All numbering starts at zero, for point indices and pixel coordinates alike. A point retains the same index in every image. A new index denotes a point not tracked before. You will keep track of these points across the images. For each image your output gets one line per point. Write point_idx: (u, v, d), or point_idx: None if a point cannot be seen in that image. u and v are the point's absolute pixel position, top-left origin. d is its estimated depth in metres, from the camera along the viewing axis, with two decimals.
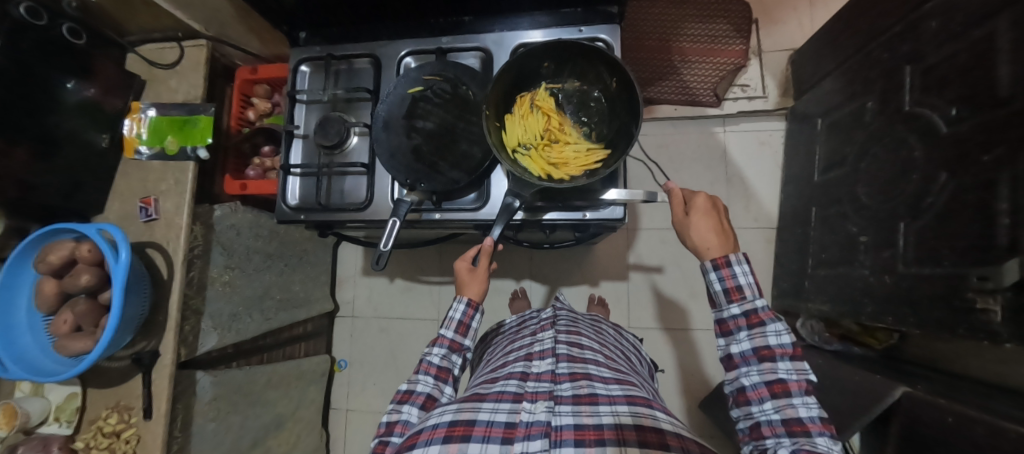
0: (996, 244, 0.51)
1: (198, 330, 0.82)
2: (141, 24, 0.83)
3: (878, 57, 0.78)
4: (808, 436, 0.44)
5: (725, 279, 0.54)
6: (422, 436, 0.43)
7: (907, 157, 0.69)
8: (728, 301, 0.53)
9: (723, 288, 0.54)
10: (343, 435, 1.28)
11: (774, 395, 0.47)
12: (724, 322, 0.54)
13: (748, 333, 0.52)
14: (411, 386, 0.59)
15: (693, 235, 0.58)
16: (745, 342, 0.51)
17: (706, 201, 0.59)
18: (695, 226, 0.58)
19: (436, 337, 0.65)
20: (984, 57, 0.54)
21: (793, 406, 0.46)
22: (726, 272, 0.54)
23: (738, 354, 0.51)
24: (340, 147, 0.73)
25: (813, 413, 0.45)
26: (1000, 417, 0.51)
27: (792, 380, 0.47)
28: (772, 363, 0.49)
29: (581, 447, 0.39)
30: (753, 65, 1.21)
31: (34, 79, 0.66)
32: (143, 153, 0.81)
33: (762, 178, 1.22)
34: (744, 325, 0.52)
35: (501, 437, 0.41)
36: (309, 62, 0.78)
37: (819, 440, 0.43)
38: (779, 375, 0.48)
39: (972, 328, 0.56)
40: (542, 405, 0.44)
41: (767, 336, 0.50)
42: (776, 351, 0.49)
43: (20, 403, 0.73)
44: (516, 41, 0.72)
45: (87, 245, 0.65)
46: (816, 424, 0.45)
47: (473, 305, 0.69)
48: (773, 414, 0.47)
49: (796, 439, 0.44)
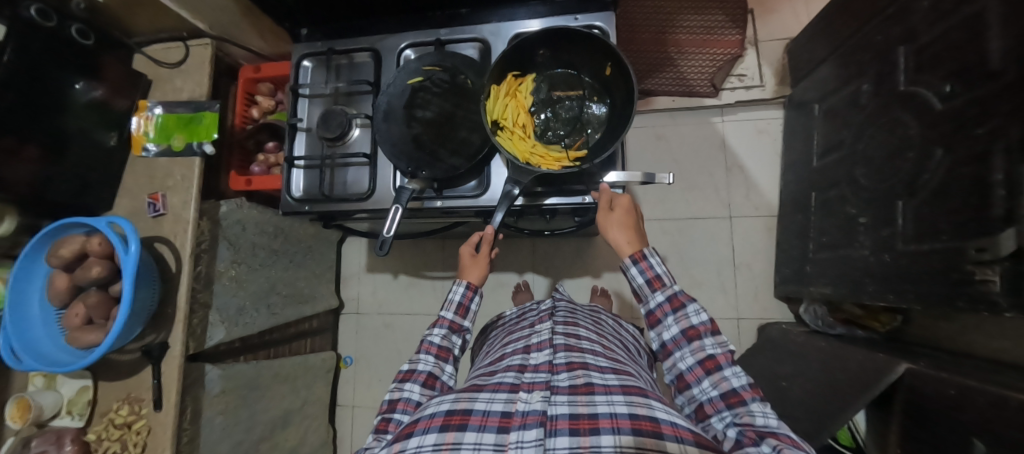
0: (992, 215, 0.52)
1: (206, 323, 0.83)
2: (147, 24, 0.85)
3: (872, 40, 0.79)
4: (744, 404, 0.50)
5: (645, 272, 0.63)
6: (419, 424, 0.43)
7: (903, 135, 0.69)
8: (652, 291, 0.62)
9: (646, 280, 0.62)
10: (349, 431, 1.29)
11: (709, 372, 0.54)
12: (653, 312, 0.62)
13: (673, 317, 0.60)
14: (412, 365, 0.60)
15: (614, 233, 0.65)
16: (674, 326, 0.59)
17: (628, 201, 0.65)
18: (616, 224, 0.65)
19: (437, 318, 0.67)
20: (975, 31, 0.55)
21: (726, 378, 0.53)
22: (644, 265, 0.63)
23: (670, 340, 0.59)
24: (342, 140, 0.74)
25: (743, 380, 0.52)
26: (1000, 387, 0.51)
27: (718, 353, 0.55)
28: (699, 341, 0.57)
29: (576, 436, 0.39)
30: (749, 54, 1.22)
31: (43, 78, 0.68)
32: (150, 151, 0.83)
33: (761, 167, 1.22)
34: (669, 311, 0.60)
35: (497, 426, 0.41)
36: (312, 57, 0.80)
37: (753, 405, 0.49)
38: (707, 351, 0.56)
39: (972, 300, 0.56)
40: (538, 396, 0.44)
41: (690, 316, 0.59)
42: (700, 329, 0.58)
43: (33, 397, 0.74)
44: (513, 31, 0.74)
45: (97, 238, 0.66)
46: (747, 391, 0.51)
47: (473, 288, 0.70)
48: (712, 391, 0.53)
49: (735, 410, 0.50)
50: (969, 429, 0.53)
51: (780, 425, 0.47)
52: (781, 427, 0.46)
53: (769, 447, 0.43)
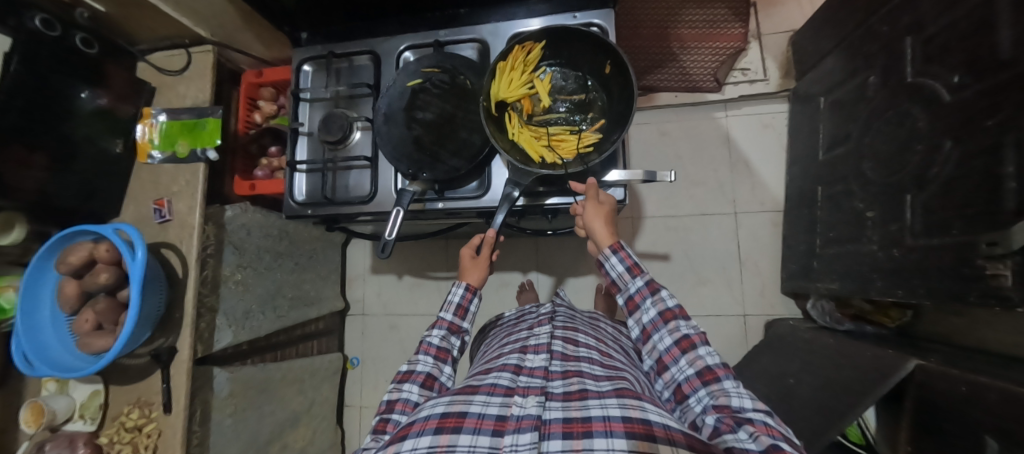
0: (1003, 208, 0.50)
1: (214, 326, 0.84)
2: (149, 32, 0.86)
3: (878, 31, 0.77)
4: (719, 381, 0.50)
5: (624, 260, 0.62)
6: (414, 427, 0.43)
7: (911, 128, 0.68)
8: (632, 277, 0.61)
9: (626, 267, 0.62)
10: (357, 431, 1.30)
11: (685, 351, 0.55)
12: (631, 298, 0.62)
13: (651, 301, 0.60)
14: (411, 366, 0.60)
15: (595, 224, 0.63)
16: (651, 309, 0.59)
17: (609, 198, 0.65)
18: (595, 217, 0.63)
19: (436, 320, 0.67)
20: (984, 21, 0.53)
21: (701, 356, 0.53)
22: (623, 254, 0.62)
23: (649, 323, 0.59)
24: (344, 143, 0.74)
25: (716, 359, 0.53)
26: (1011, 382, 0.50)
27: (694, 334, 0.55)
28: (675, 322, 0.57)
29: (570, 439, 0.39)
30: (753, 48, 1.21)
31: (49, 89, 0.69)
32: (156, 158, 0.84)
33: (766, 161, 1.21)
34: (647, 294, 0.60)
35: (492, 429, 0.41)
36: (312, 62, 0.81)
37: (726, 382, 0.49)
38: (683, 332, 0.56)
39: (983, 295, 0.55)
40: (533, 400, 0.44)
41: (666, 300, 0.59)
42: (676, 312, 0.58)
43: (46, 401, 0.75)
44: (512, 31, 0.73)
45: (105, 244, 0.68)
46: (721, 368, 0.51)
47: (472, 289, 0.70)
48: (689, 369, 0.53)
49: (711, 387, 0.50)
50: (981, 427, 0.52)
51: (753, 402, 0.46)
52: (756, 407, 0.45)
53: (746, 433, 0.41)
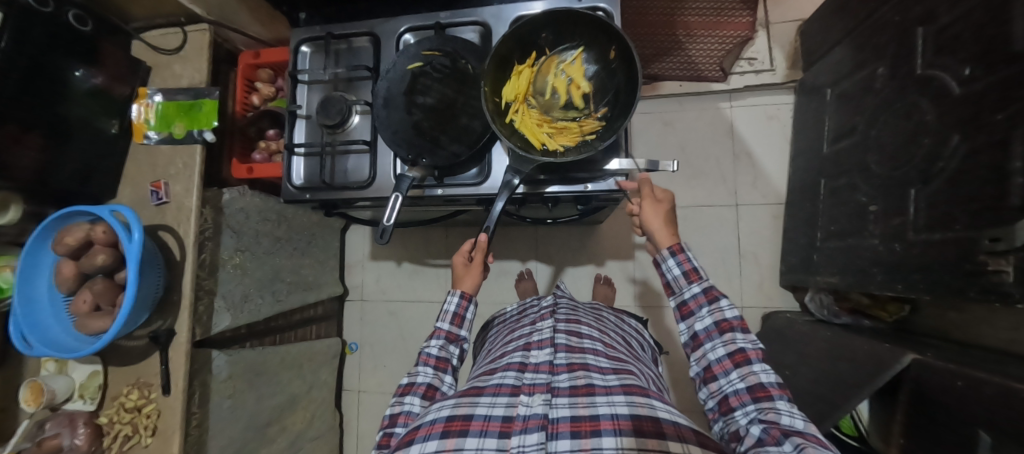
0: (1007, 204, 0.50)
1: (212, 309, 0.84)
2: (144, 9, 0.84)
3: (889, 21, 0.75)
4: (771, 399, 0.48)
5: (682, 264, 0.60)
6: (420, 432, 0.43)
7: (918, 121, 0.67)
8: (687, 283, 0.60)
9: (682, 271, 0.60)
10: (356, 416, 1.32)
11: (737, 365, 0.52)
12: (685, 303, 0.60)
13: (707, 309, 0.58)
14: (412, 378, 0.60)
15: (651, 225, 0.63)
16: (707, 318, 0.57)
17: (662, 193, 0.64)
18: (652, 216, 0.63)
19: (434, 329, 0.66)
20: (998, 12, 0.52)
21: (755, 373, 0.51)
22: (682, 257, 0.61)
23: (702, 331, 0.57)
24: (342, 127, 0.73)
25: (772, 378, 0.50)
26: (1010, 378, 0.50)
27: (750, 349, 0.53)
28: (731, 334, 0.55)
29: (577, 439, 0.39)
30: (760, 37, 1.19)
31: (44, 66, 0.68)
32: (152, 138, 0.83)
33: (768, 153, 1.20)
34: (704, 302, 0.58)
35: (498, 431, 0.41)
36: (310, 42, 0.79)
37: (780, 402, 0.47)
38: (738, 345, 0.53)
39: (984, 290, 0.55)
40: (539, 399, 0.44)
41: (725, 310, 0.56)
42: (734, 323, 0.55)
43: (45, 381, 0.75)
44: (515, 14, 0.72)
45: (102, 226, 0.67)
46: (776, 388, 0.49)
47: (467, 297, 0.69)
48: (739, 383, 0.51)
49: (760, 404, 0.48)
50: (975, 421, 0.52)
51: (806, 425, 0.44)
52: (808, 428, 0.44)
53: (791, 445, 0.41)
